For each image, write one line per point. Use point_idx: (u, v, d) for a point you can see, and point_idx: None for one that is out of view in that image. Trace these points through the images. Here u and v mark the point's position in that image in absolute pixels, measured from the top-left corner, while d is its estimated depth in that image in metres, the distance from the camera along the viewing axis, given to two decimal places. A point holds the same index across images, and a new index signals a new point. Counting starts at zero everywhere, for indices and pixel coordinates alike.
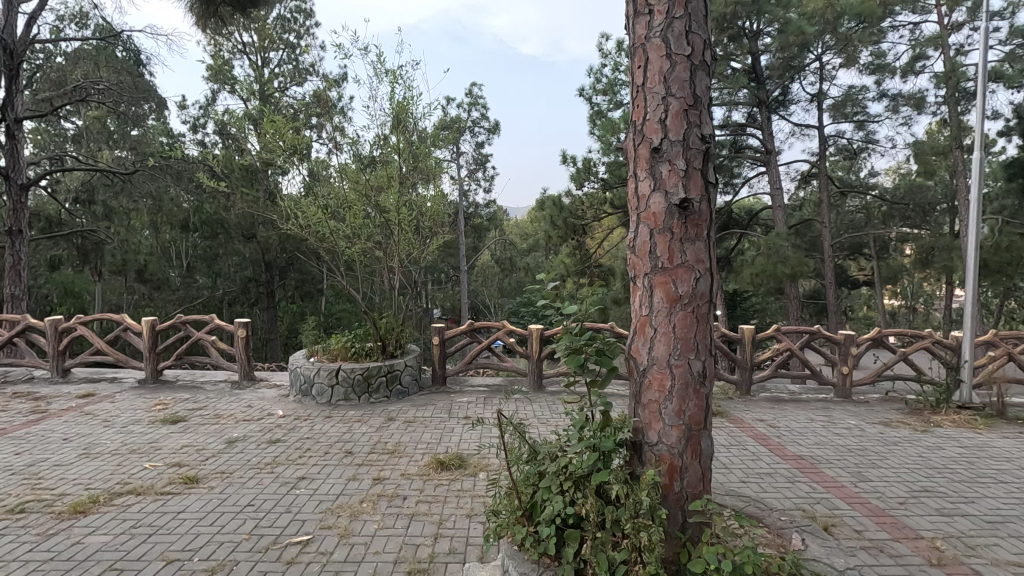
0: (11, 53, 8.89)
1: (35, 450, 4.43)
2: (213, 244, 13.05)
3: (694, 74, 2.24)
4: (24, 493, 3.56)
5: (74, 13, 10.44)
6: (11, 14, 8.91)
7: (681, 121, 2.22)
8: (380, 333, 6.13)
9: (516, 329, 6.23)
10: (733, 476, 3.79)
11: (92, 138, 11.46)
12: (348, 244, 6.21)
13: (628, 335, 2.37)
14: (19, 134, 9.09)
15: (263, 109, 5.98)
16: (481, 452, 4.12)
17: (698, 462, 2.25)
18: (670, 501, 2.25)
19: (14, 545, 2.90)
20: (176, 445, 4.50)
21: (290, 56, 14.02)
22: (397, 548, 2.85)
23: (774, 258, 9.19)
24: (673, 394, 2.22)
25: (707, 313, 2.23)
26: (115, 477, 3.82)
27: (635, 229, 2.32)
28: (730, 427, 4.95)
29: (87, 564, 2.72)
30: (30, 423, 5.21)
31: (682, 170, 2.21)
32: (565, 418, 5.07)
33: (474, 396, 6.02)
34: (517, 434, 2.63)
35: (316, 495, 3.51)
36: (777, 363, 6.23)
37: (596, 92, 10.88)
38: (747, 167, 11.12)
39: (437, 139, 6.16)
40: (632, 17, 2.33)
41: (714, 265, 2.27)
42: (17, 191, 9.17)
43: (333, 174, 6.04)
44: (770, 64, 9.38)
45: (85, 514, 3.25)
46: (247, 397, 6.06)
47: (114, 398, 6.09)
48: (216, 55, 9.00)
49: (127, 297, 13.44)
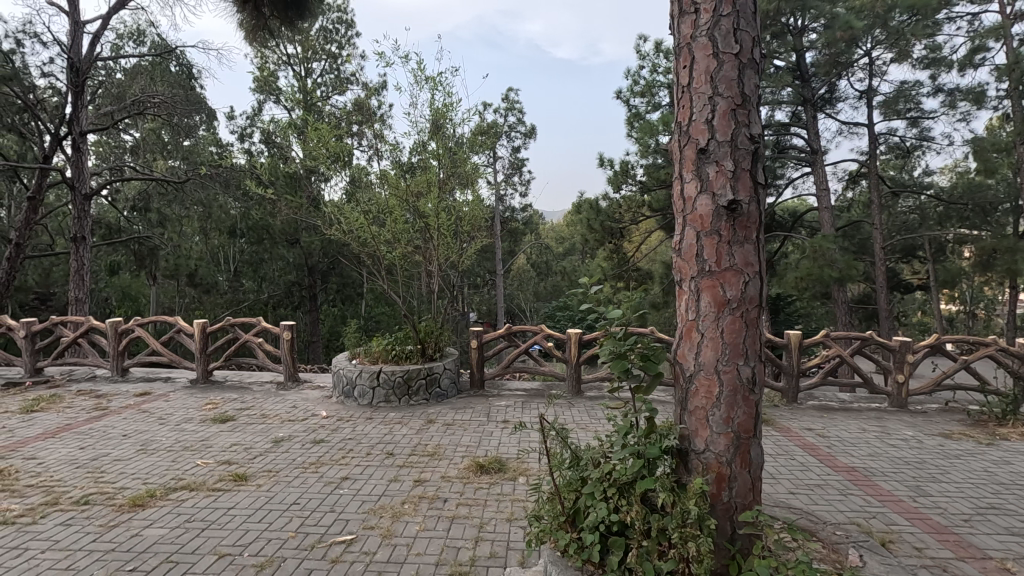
0: (77, 71, 9.45)
1: (98, 444, 4.68)
2: (258, 249, 13.46)
3: (742, 73, 2.18)
4: (89, 486, 3.76)
5: (132, 30, 11.07)
6: (77, 34, 9.49)
7: (729, 121, 2.17)
8: (419, 336, 6.20)
9: (553, 333, 6.20)
10: (781, 487, 3.66)
11: (148, 148, 12.07)
12: (389, 249, 6.33)
13: (674, 340, 2.32)
14: (83, 147, 9.68)
15: (308, 118, 6.16)
16: (521, 456, 4.11)
17: (747, 472, 2.18)
18: (719, 512, 2.19)
19: (79, 535, 3.06)
20: (226, 443, 4.66)
21: (332, 66, 14.46)
22: (439, 550, 2.86)
23: (821, 261, 8.85)
24: (722, 401, 2.17)
25: (756, 318, 2.17)
26: (171, 473, 3.98)
27: (682, 231, 2.28)
28: (777, 436, 4.81)
29: (145, 556, 2.83)
30: (93, 419, 5.50)
31: (730, 171, 2.16)
32: (605, 424, 5.02)
33: (512, 400, 6.03)
34: (559, 439, 2.62)
35: (359, 495, 3.57)
36: (826, 370, 5.97)
37: (633, 95, 10.76)
38: (791, 168, 10.81)
39: (475, 145, 6.22)
40: (678, 17, 2.29)
41: (764, 267, 2.20)
42: (82, 200, 9.77)
43: (374, 181, 6.15)
44: (817, 61, 9.06)
45: (143, 508, 3.40)
46: (292, 398, 6.23)
47: (168, 397, 6.37)
48: (263, 65, 9.33)
49: (180, 300, 14.10)
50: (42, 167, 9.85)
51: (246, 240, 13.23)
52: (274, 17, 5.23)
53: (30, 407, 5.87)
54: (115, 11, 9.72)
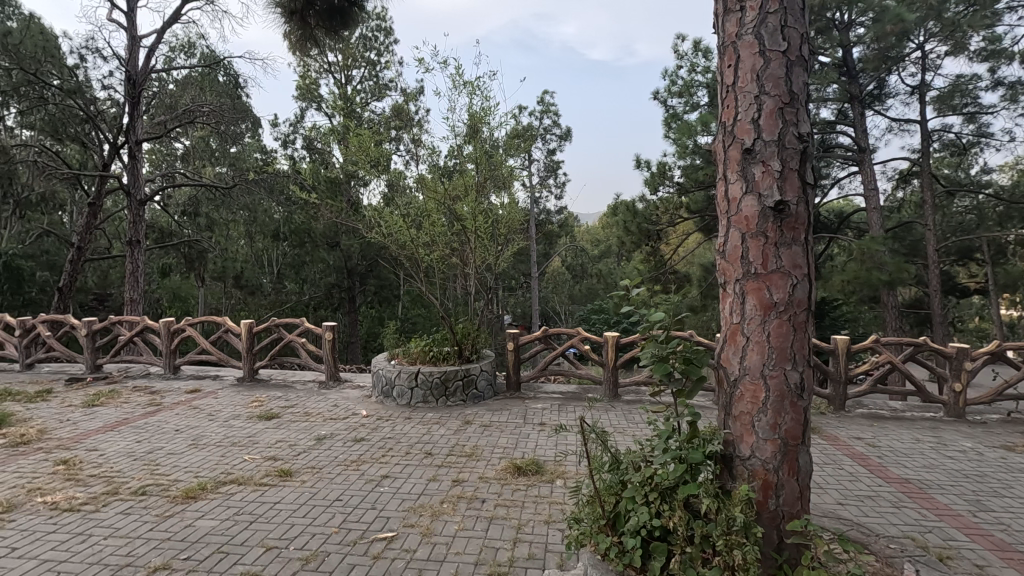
0: (135, 83, 9.97)
1: (153, 438, 4.90)
2: (301, 252, 13.87)
3: (789, 70, 2.13)
4: (145, 477, 3.95)
5: (184, 42, 11.62)
6: (134, 48, 10.01)
7: (775, 120, 2.12)
8: (456, 338, 6.26)
9: (590, 336, 6.15)
10: (828, 497, 3.53)
11: (198, 155, 12.61)
12: (427, 252, 6.42)
13: (718, 343, 2.29)
14: (138, 155, 10.20)
15: (350, 124, 6.33)
16: (559, 459, 4.11)
17: (795, 480, 2.13)
18: (765, 520, 2.14)
19: (137, 524, 3.22)
20: (271, 440, 4.82)
21: (371, 73, 14.80)
22: (478, 550, 2.89)
23: (869, 263, 8.51)
24: (768, 406, 2.11)
25: (804, 322, 2.11)
26: (220, 467, 4.14)
27: (726, 232, 2.24)
28: (823, 444, 4.65)
29: (198, 545, 2.96)
30: (148, 414, 5.77)
31: (777, 171, 2.11)
32: (643, 429, 4.95)
33: (549, 402, 6.02)
34: (599, 442, 2.60)
35: (399, 493, 3.63)
36: (876, 377, 5.73)
37: (671, 94, 10.59)
38: (837, 167, 10.45)
39: (511, 148, 6.25)
40: (723, 15, 2.26)
41: (813, 270, 2.14)
42: (137, 206, 10.27)
43: (412, 185, 6.27)
44: (865, 56, 8.73)
45: (195, 500, 3.56)
46: (333, 397, 6.38)
47: (217, 394, 6.62)
48: (305, 73, 9.62)
49: (226, 300, 14.66)
50: (101, 174, 10.41)
51: (289, 243, 13.64)
52: (319, 27, 5.38)
53: (91, 402, 6.20)
54: (169, 25, 10.23)
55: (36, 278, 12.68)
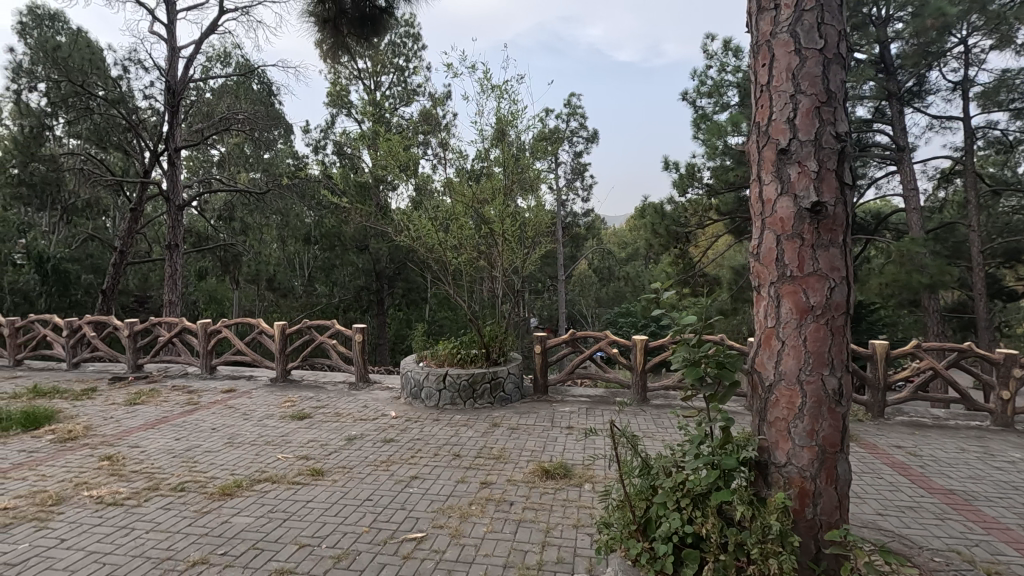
0: (174, 92, 10.34)
1: (191, 436, 5.06)
2: (331, 256, 14.13)
3: (827, 68, 2.08)
4: (184, 474, 4.08)
5: (220, 52, 12.01)
6: (174, 59, 10.38)
7: (812, 120, 2.08)
8: (484, 341, 6.29)
9: (618, 339, 6.10)
10: (867, 507, 3.41)
11: (233, 162, 12.99)
12: (455, 255, 6.47)
13: (752, 347, 2.24)
14: (177, 162, 10.57)
15: (380, 129, 6.44)
16: (587, 462, 4.08)
17: (834, 489, 2.07)
18: (802, 529, 2.09)
19: (176, 519, 3.32)
20: (303, 439, 4.92)
21: (399, 78, 15.01)
22: (507, 552, 2.89)
23: (908, 266, 8.22)
24: (804, 413, 2.07)
25: (843, 326, 2.06)
26: (255, 466, 4.25)
27: (760, 234, 2.20)
28: (860, 452, 4.51)
29: (234, 541, 3.04)
30: (186, 413, 5.96)
31: (814, 171, 2.06)
32: (673, 434, 4.88)
33: (576, 406, 5.99)
34: (629, 445, 2.57)
35: (427, 494, 3.67)
36: (917, 384, 5.53)
37: (699, 95, 10.44)
38: (874, 167, 10.14)
39: (538, 150, 6.25)
40: (757, 14, 2.23)
41: (852, 272, 2.08)
42: (175, 211, 10.63)
43: (440, 188, 6.34)
44: (903, 52, 8.46)
45: (231, 497, 3.65)
46: (363, 398, 6.48)
47: (251, 394, 6.80)
48: (336, 80, 9.82)
49: (260, 302, 15.05)
50: (143, 181, 10.81)
51: (319, 247, 13.91)
52: (351, 35, 5.48)
53: (133, 400, 6.43)
54: (207, 37, 10.59)
55: (81, 281, 13.19)
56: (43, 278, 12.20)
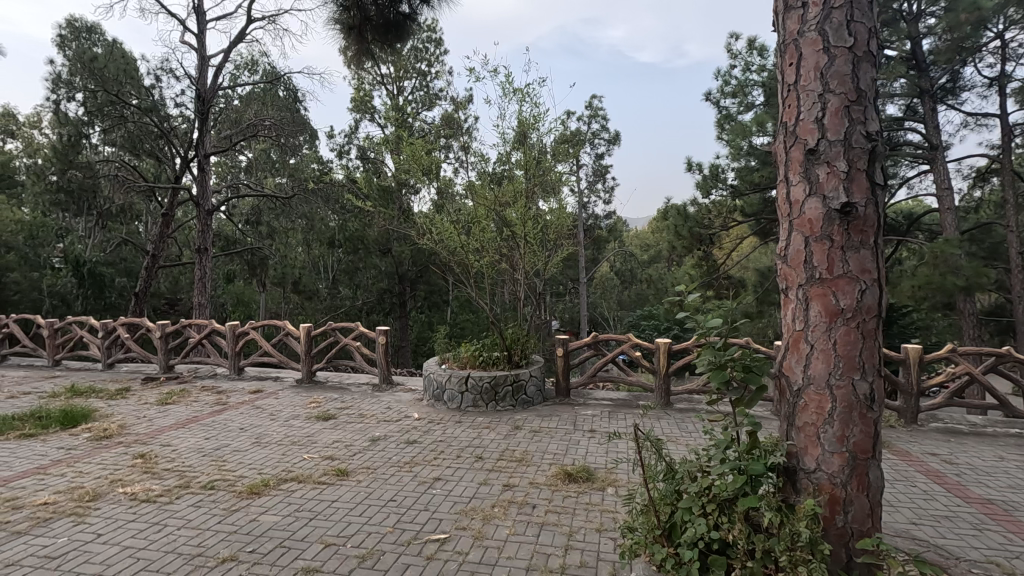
0: (204, 99, 10.61)
1: (220, 436, 5.18)
2: (354, 259, 14.30)
3: (857, 66, 2.04)
4: (213, 472, 4.18)
5: (248, 60, 12.30)
6: (203, 68, 10.67)
7: (841, 119, 2.04)
8: (506, 343, 6.29)
9: (641, 343, 6.04)
10: (900, 516, 3.32)
11: (261, 167, 13.28)
12: (477, 258, 6.50)
13: (780, 350, 2.21)
14: (206, 167, 10.85)
15: (403, 134, 6.52)
16: (610, 466, 4.05)
17: (865, 496, 2.03)
18: (832, 537, 2.05)
19: (207, 516, 3.40)
20: (328, 440, 4.99)
21: (421, 83, 15.16)
22: (530, 555, 2.89)
23: (942, 268, 7.98)
24: (834, 418, 2.02)
25: (874, 330, 2.01)
26: (282, 465, 4.32)
27: (788, 236, 2.17)
28: (893, 459, 4.38)
29: (262, 539, 3.10)
30: (215, 413, 6.10)
31: (843, 172, 2.02)
32: (698, 438, 4.82)
33: (598, 409, 5.95)
34: (654, 450, 2.54)
35: (450, 496, 3.69)
36: (952, 390, 5.35)
37: (723, 95, 10.31)
38: (906, 166, 9.88)
39: (560, 153, 6.25)
40: (784, 12, 2.20)
41: (883, 275, 2.03)
42: (205, 216, 10.89)
43: (462, 192, 6.38)
44: (936, 48, 8.23)
45: (259, 496, 3.72)
46: (386, 400, 6.55)
47: (277, 395, 6.92)
48: (360, 86, 9.97)
49: (286, 305, 15.32)
50: (174, 187, 11.11)
51: (343, 251, 14.10)
52: (375, 41, 5.55)
53: (164, 400, 6.61)
54: (235, 45, 10.86)
55: (116, 284, 13.62)
56: (80, 281, 12.64)
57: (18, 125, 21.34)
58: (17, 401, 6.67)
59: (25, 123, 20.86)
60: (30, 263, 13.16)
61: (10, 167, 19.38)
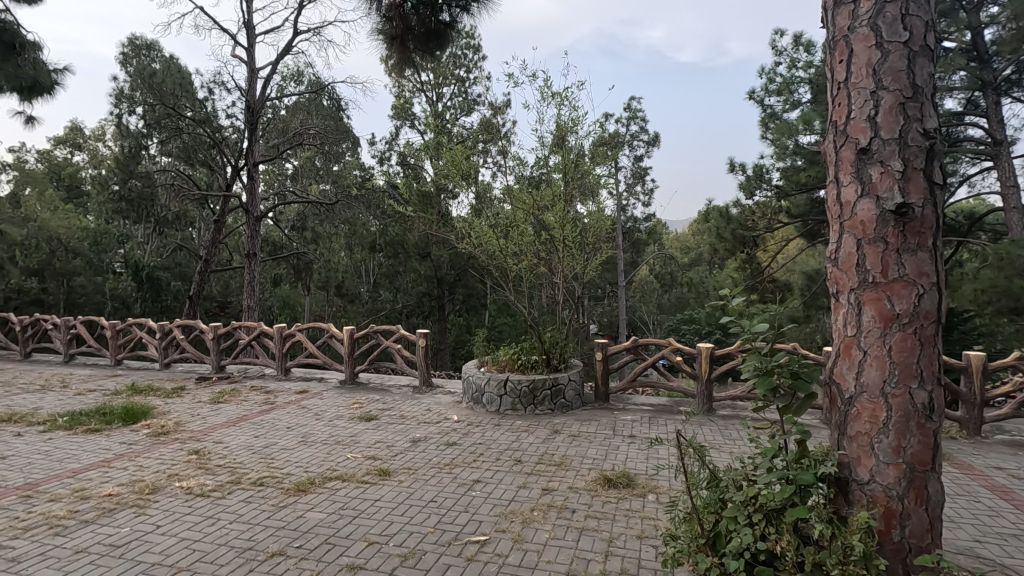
0: (253, 110, 11.05)
1: (269, 434, 5.37)
2: (394, 263, 14.58)
3: (913, 62, 1.97)
4: (262, 470, 4.34)
5: (294, 71, 12.75)
6: (253, 80, 11.12)
7: (895, 116, 1.96)
8: (544, 347, 6.27)
9: (683, 347, 5.93)
10: (962, 532, 3.14)
11: (306, 173, 13.68)
12: (515, 261, 6.52)
13: (831, 357, 2.13)
14: (255, 175, 11.27)
15: (443, 140, 6.61)
16: (650, 473, 3.99)
17: (924, 510, 1.94)
18: (888, 552, 1.96)
19: (256, 512, 3.54)
20: (371, 440, 5.10)
21: (460, 89, 15.37)
22: (569, 560, 2.88)
23: (1007, 270, 7.52)
24: (890, 428, 1.94)
25: (933, 336, 1.92)
26: (326, 464, 4.45)
27: (838, 238, 2.10)
28: (954, 472, 4.15)
29: (309, 536, 3.19)
30: (263, 412, 6.32)
31: (898, 171, 1.95)
32: (743, 446, 4.69)
33: (638, 414, 5.87)
34: (696, 456, 2.48)
35: (490, 498, 3.71)
36: (1019, 400, 5.03)
37: (768, 93, 10.02)
38: (966, 163, 9.37)
39: (598, 156, 6.21)
40: (833, 8, 2.14)
41: (942, 279, 1.95)
42: (253, 222, 11.31)
43: (500, 196, 6.43)
44: (999, 38, 7.78)
45: (305, 493, 3.84)
46: (426, 401, 6.65)
47: (322, 395, 7.13)
48: (400, 94, 10.16)
49: (329, 308, 15.76)
50: (225, 195, 11.58)
51: (384, 254, 14.39)
52: (417, 51, 5.65)
53: (216, 399, 6.90)
54: (282, 58, 11.28)
55: (171, 287, 14.31)
56: (139, 285, 13.35)
57: (84, 138, 22.73)
58: (83, 398, 7.09)
59: (90, 136, 22.22)
60: (94, 268, 13.97)
61: (78, 178, 20.67)
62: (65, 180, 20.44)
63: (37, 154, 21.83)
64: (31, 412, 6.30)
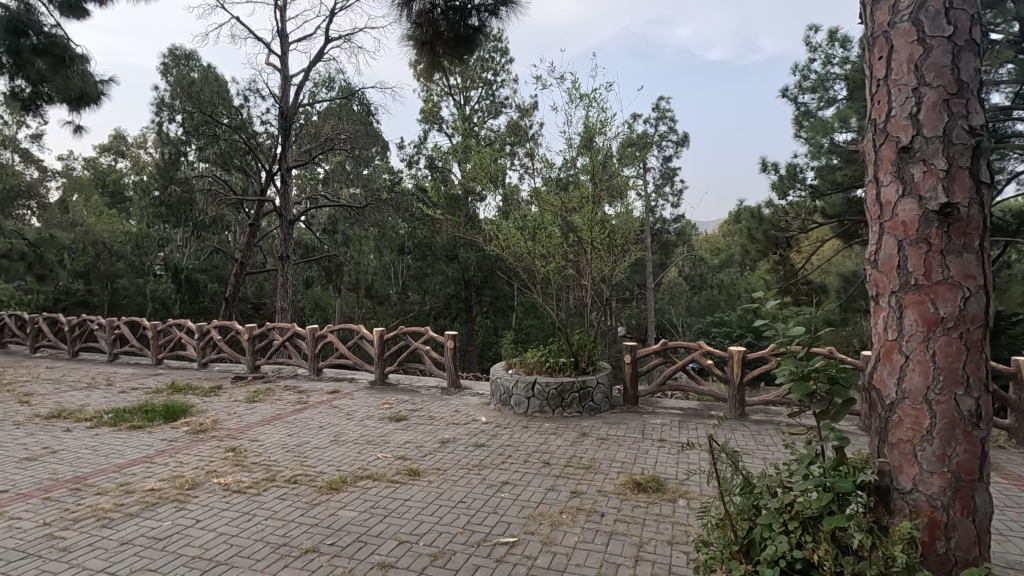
0: (286, 116, 11.33)
1: (302, 433, 5.49)
2: (423, 265, 14.73)
3: (958, 57, 1.90)
4: (296, 467, 4.44)
5: (325, 78, 13.02)
6: (286, 87, 11.41)
7: (939, 113, 1.90)
8: (573, 349, 6.25)
9: (714, 350, 5.84)
10: (1011, 546, 3.01)
11: (337, 177, 13.96)
12: (543, 263, 6.52)
13: (870, 361, 2.07)
14: (288, 180, 11.53)
15: (471, 143, 6.66)
16: (681, 478, 3.94)
17: (970, 521, 1.87)
18: (932, 563, 1.90)
19: (290, 509, 3.62)
20: (401, 440, 5.17)
21: (488, 92, 15.46)
22: (598, 563, 2.87)
23: None
24: (934, 436, 1.88)
25: (980, 340, 1.86)
26: (357, 463, 4.52)
27: (878, 239, 2.04)
28: (1003, 484, 3.97)
29: (341, 533, 3.26)
30: (296, 411, 6.46)
31: (942, 170, 1.88)
32: (777, 452, 4.59)
33: (668, 418, 5.80)
34: (729, 462, 2.43)
35: (518, 500, 3.72)
36: None
37: (801, 91, 9.78)
38: (1014, 160, 8.97)
39: (626, 157, 6.17)
40: (872, 3, 2.09)
41: (990, 281, 1.87)
42: (286, 225, 11.58)
43: (528, 198, 6.44)
44: None
45: (337, 492, 3.92)
46: (455, 402, 6.69)
47: (353, 395, 7.25)
48: (429, 97, 10.26)
49: (359, 309, 16.00)
50: (259, 199, 11.89)
51: (412, 257, 14.55)
52: (445, 56, 5.71)
53: (251, 398, 7.08)
54: (314, 65, 11.55)
55: (208, 289, 14.77)
56: (178, 286, 13.81)
57: (127, 145, 23.68)
58: (126, 396, 7.37)
59: (133, 144, 23.13)
60: (137, 270, 14.52)
61: (121, 184, 21.53)
62: (110, 187, 21.33)
63: (84, 161, 22.83)
64: (78, 409, 6.58)
